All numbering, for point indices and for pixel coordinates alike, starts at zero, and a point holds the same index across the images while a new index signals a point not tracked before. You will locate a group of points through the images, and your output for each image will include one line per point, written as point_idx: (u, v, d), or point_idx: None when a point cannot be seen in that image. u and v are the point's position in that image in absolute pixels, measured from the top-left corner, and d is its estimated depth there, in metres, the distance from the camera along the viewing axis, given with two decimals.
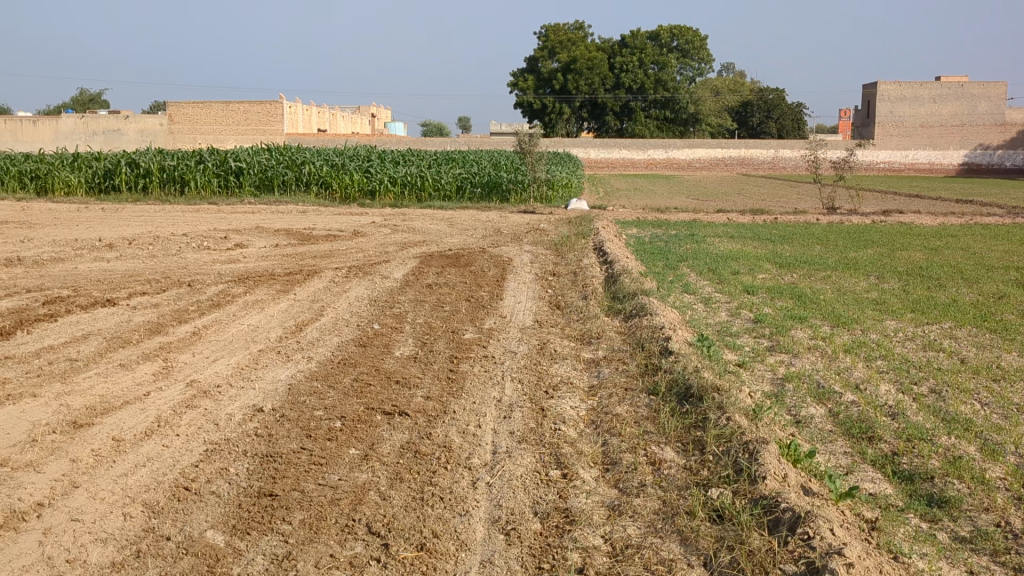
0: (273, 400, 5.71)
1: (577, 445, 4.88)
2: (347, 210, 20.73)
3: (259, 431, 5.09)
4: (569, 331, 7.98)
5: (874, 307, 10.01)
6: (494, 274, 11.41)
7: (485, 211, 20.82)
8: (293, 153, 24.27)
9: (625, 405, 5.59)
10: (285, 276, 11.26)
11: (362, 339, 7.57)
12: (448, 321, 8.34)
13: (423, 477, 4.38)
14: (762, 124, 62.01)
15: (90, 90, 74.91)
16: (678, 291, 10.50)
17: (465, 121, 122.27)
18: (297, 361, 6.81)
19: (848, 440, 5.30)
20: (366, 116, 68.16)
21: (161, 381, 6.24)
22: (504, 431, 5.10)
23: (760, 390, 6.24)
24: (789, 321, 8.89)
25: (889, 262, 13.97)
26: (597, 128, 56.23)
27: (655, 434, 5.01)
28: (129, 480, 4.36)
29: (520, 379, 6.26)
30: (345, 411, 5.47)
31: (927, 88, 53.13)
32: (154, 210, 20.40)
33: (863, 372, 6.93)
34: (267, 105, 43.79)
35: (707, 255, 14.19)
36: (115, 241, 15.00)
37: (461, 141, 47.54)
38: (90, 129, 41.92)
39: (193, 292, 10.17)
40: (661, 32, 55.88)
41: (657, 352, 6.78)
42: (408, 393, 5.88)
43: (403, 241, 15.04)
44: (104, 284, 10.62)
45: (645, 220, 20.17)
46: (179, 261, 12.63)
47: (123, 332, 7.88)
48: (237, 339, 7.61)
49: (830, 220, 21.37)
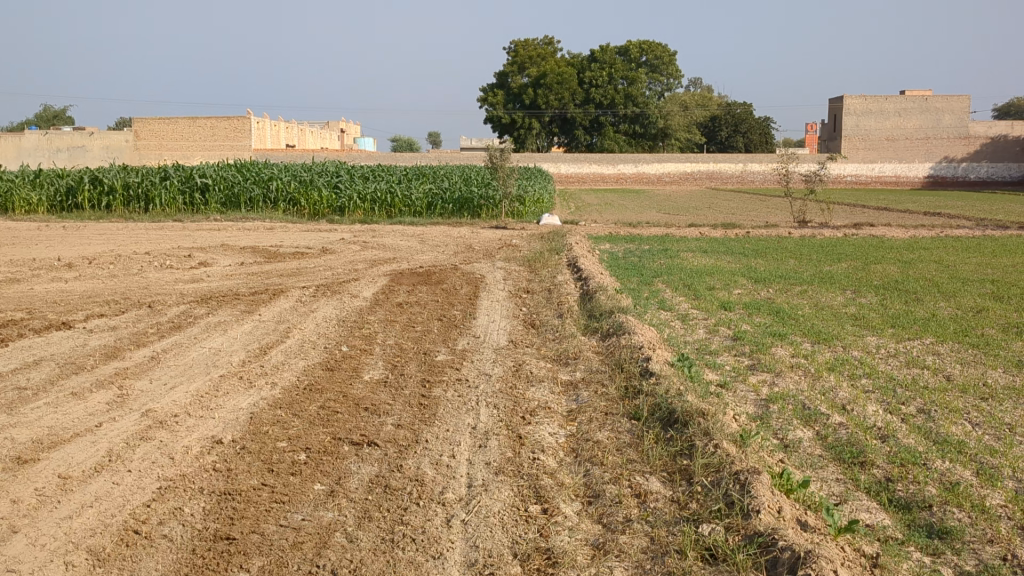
0: (233, 431, 5.39)
1: (558, 477, 4.60)
2: (315, 227, 20.35)
3: (218, 466, 4.77)
4: (545, 351, 7.70)
5: (852, 323, 9.82)
6: (466, 292, 11.14)
7: (456, 227, 20.56)
8: (261, 169, 23.89)
9: (606, 431, 5.32)
10: (250, 296, 10.91)
11: (329, 362, 7.26)
12: (419, 342, 8.04)
13: (393, 515, 4.08)
14: (730, 138, 62.37)
15: (53, 106, 74.00)
16: (653, 308, 10.25)
17: (434, 137, 121.94)
18: (260, 387, 6.49)
19: (839, 466, 5.07)
20: (335, 132, 67.94)
21: (115, 411, 5.88)
22: (479, 462, 4.81)
23: (744, 412, 5.99)
24: (769, 339, 8.66)
25: (864, 275, 13.85)
26: (567, 143, 56.22)
27: (639, 463, 4.74)
28: (74, 523, 4.03)
29: (496, 404, 5.97)
30: (310, 441, 5.16)
31: (891, 103, 54.03)
32: (117, 228, 19.92)
33: (849, 392, 6.70)
34: (234, 121, 43.16)
35: (681, 270, 14.00)
36: (75, 260, 14.54)
37: (430, 156, 47.33)
38: (53, 146, 41.24)
39: (154, 313, 9.79)
40: (630, 47, 56.02)
41: (637, 374, 6.52)
42: (377, 421, 5.58)
43: (373, 258, 14.72)
44: (61, 306, 10.21)
45: (618, 235, 19.97)
46: (139, 281, 12.24)
47: (77, 357, 7.51)
48: (198, 364, 7.27)
49: (801, 234, 21.29)
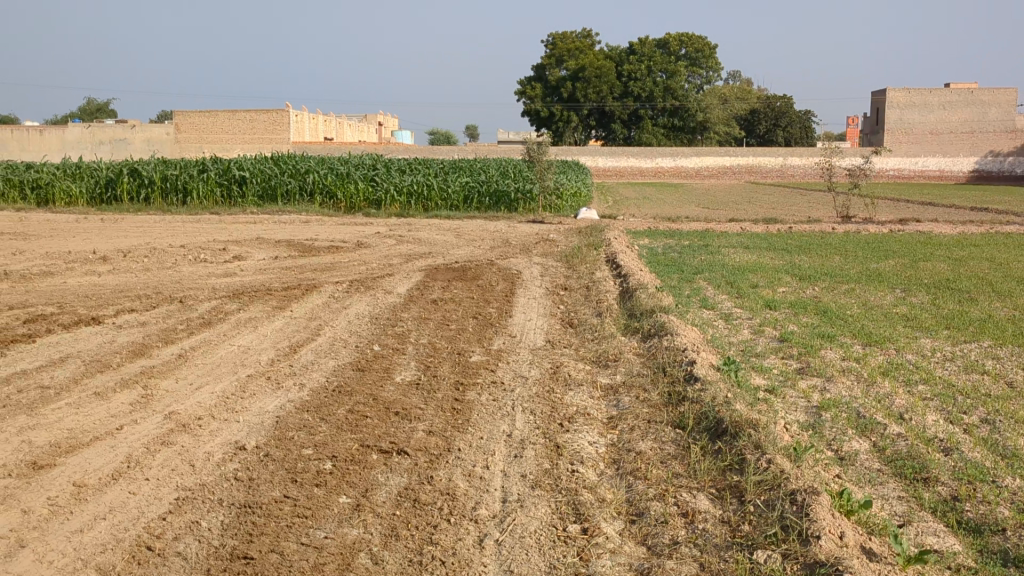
0: (258, 437, 5.15)
1: (598, 492, 4.31)
2: (351, 220, 20.18)
3: (240, 475, 4.53)
4: (582, 353, 7.40)
5: (904, 324, 9.39)
6: (502, 289, 10.86)
7: (493, 222, 20.28)
8: (298, 161, 23.79)
9: (649, 441, 5.01)
10: (282, 292, 10.72)
11: (360, 363, 7.01)
12: (452, 341, 7.77)
13: (422, 534, 3.82)
14: (770, 132, 61.54)
15: (96, 99, 74.93)
16: (695, 306, 9.91)
17: (471, 129, 122.15)
18: (288, 388, 6.25)
19: (900, 483, 4.72)
20: (372, 124, 68.12)
21: (138, 413, 5.67)
22: (514, 474, 4.52)
23: (795, 421, 5.66)
24: (817, 340, 8.30)
25: (913, 273, 13.36)
26: (605, 136, 55.58)
27: (685, 478, 4.42)
28: (85, 538, 3.81)
29: (532, 410, 5.67)
30: (337, 449, 4.90)
31: (936, 95, 52.30)
32: (154, 220, 19.86)
33: (906, 399, 6.33)
34: (272, 114, 43.22)
35: (723, 266, 13.61)
36: (110, 253, 14.46)
37: (467, 149, 47.11)
38: (95, 138, 41.49)
39: (184, 309, 9.61)
40: (669, 39, 55.37)
41: (681, 379, 6.19)
42: (408, 427, 5.31)
43: (408, 253, 14.49)
44: (92, 300, 10.07)
45: (657, 230, 19.58)
46: (173, 275, 12.10)
47: (104, 354, 7.32)
48: (225, 363, 7.05)
49: (846, 230, 20.74)
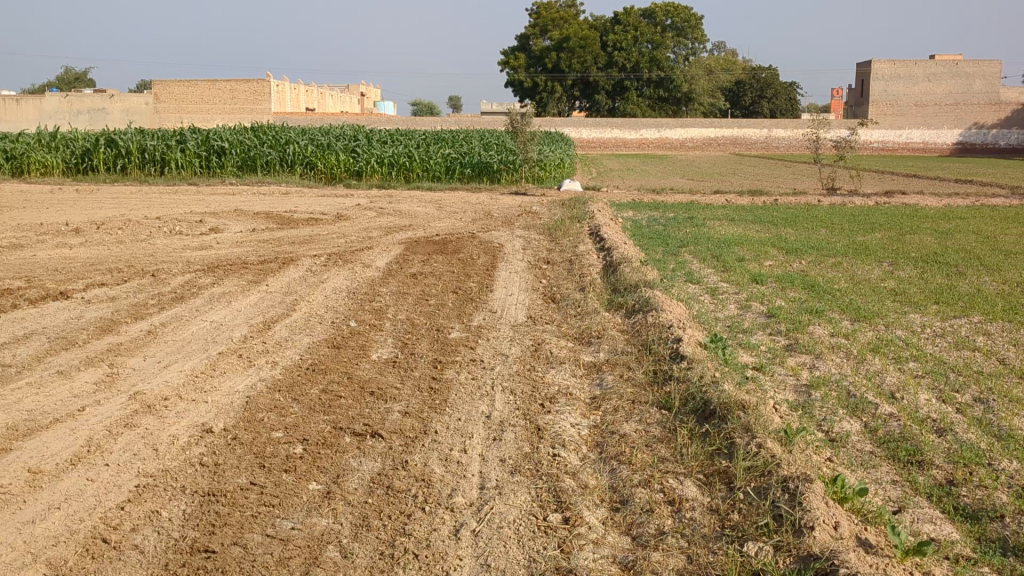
0: (226, 418, 4.93)
1: (581, 478, 4.11)
2: (332, 192, 19.84)
3: (205, 460, 4.31)
4: (566, 329, 7.20)
5: (893, 299, 9.22)
6: (484, 262, 10.64)
7: (475, 194, 20.00)
8: (277, 132, 23.43)
9: (633, 423, 4.82)
10: (259, 265, 10.45)
11: (335, 339, 6.78)
12: (432, 317, 7.54)
13: (394, 524, 3.61)
14: (755, 103, 61.31)
15: (74, 69, 73.98)
16: (680, 281, 9.71)
17: (455, 100, 121.13)
18: (260, 367, 6.02)
19: (893, 466, 4.55)
20: (354, 95, 67.56)
21: (102, 394, 5.43)
22: (494, 459, 4.32)
23: (784, 400, 5.48)
24: (805, 316, 8.12)
25: (901, 247, 13.21)
26: (589, 107, 55.24)
27: (672, 463, 4.23)
28: (36, 529, 3.60)
29: (513, 390, 5.47)
30: (308, 432, 4.69)
31: (921, 67, 52.44)
32: (131, 191, 19.47)
33: (898, 377, 6.16)
34: (253, 84, 42.59)
35: (709, 239, 13.42)
36: (84, 225, 14.12)
37: (451, 120, 46.63)
38: (74, 108, 40.84)
39: (157, 283, 9.34)
40: (655, 10, 54.86)
41: (667, 357, 6.00)
42: (383, 408, 5.10)
43: (388, 225, 14.23)
44: (62, 274, 9.78)
45: (641, 202, 19.39)
46: (147, 248, 11.80)
47: (69, 331, 7.06)
48: (196, 340, 6.81)
49: (832, 202, 20.60)
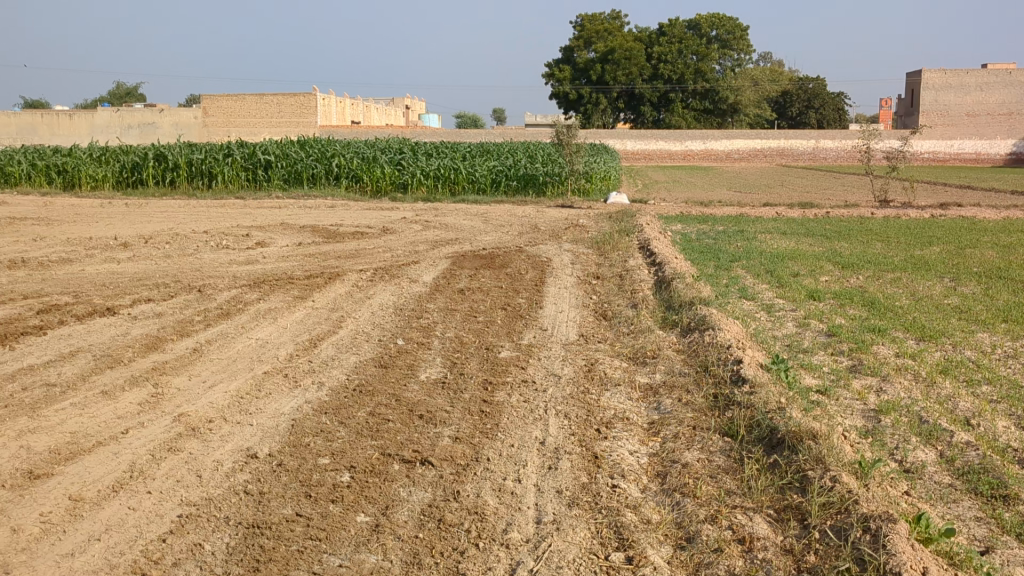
0: (272, 443, 4.77)
1: (643, 512, 3.89)
2: (376, 205, 19.79)
3: (249, 488, 4.15)
4: (618, 348, 6.97)
5: (958, 317, 8.85)
6: (532, 277, 10.44)
7: (520, 206, 19.80)
8: (324, 145, 23.46)
9: (696, 452, 4.58)
10: (304, 280, 10.35)
11: (382, 359, 6.61)
12: (481, 335, 7.35)
13: (447, 562, 3.42)
14: (802, 114, 60.57)
15: (126, 84, 75.35)
16: (735, 297, 9.43)
17: (495, 113, 121.13)
18: (306, 387, 5.87)
19: (976, 501, 4.26)
20: (399, 108, 68.02)
21: (146, 415, 5.31)
22: (549, 490, 4.11)
23: (852, 427, 5.21)
24: (868, 335, 7.81)
25: (961, 262, 12.75)
26: (634, 119, 54.94)
27: (739, 497, 3.99)
28: (75, 563, 3.45)
29: (567, 413, 5.25)
30: (355, 458, 4.51)
31: (973, 76, 51.37)
32: (178, 205, 19.59)
33: (972, 402, 5.83)
34: (300, 98, 42.88)
35: (761, 254, 13.08)
36: (131, 239, 14.15)
37: (495, 133, 46.53)
38: (125, 122, 41.53)
39: (203, 298, 9.26)
40: (700, 21, 54.36)
41: (727, 380, 5.74)
42: (433, 432, 4.91)
43: (434, 239, 14.10)
44: (109, 289, 9.74)
45: (689, 215, 19.08)
46: (194, 262, 11.78)
47: (115, 349, 6.98)
48: (242, 359, 6.68)
49: (885, 215, 20.09)
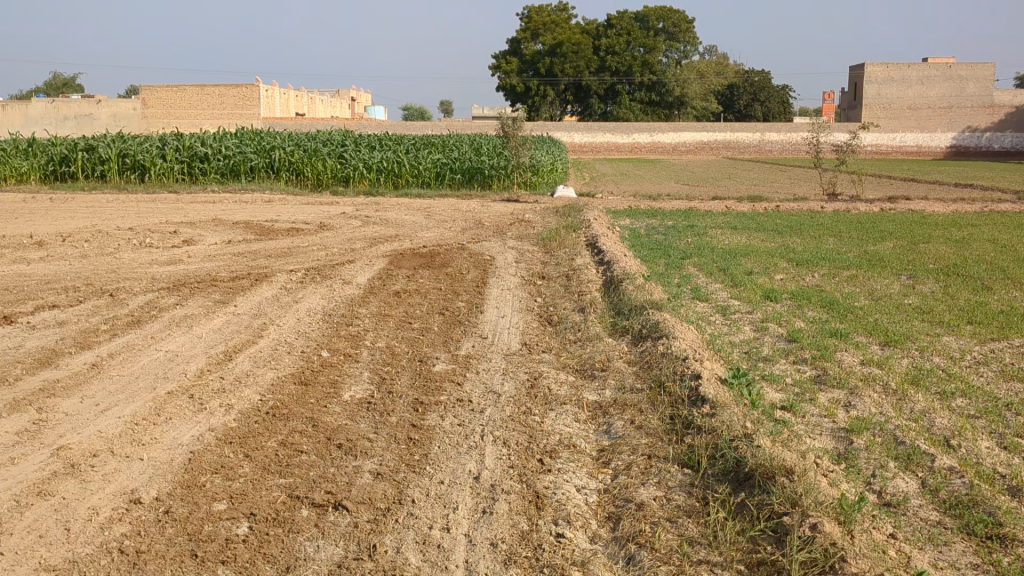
0: (161, 484, 4.08)
1: (592, 570, 3.30)
2: (316, 200, 18.96)
3: (125, 545, 3.48)
4: (565, 359, 6.38)
5: (921, 318, 8.40)
6: (474, 277, 9.84)
7: (465, 201, 19.15)
8: (263, 137, 22.55)
9: (652, 489, 4.01)
10: (228, 282, 9.61)
11: (302, 375, 5.92)
12: (414, 345, 6.70)
13: None
14: (748, 107, 60.82)
15: (62, 76, 73.16)
16: (688, 299, 8.91)
17: (444, 104, 120.32)
18: (212, 411, 5.18)
19: (973, 541, 3.74)
20: (346, 99, 67.08)
21: (20, 448, 4.58)
22: (483, 542, 3.50)
23: (823, 451, 4.67)
24: (830, 340, 7.31)
25: (915, 257, 12.40)
26: (582, 111, 54.52)
27: (704, 549, 3.43)
28: None
29: (506, 440, 4.65)
30: (256, 502, 3.85)
31: (914, 70, 51.83)
32: (106, 200, 18.53)
33: (949, 419, 5.34)
34: (242, 89, 41.72)
35: (713, 250, 12.60)
36: (48, 237, 13.21)
37: (441, 125, 45.73)
38: (61, 113, 39.35)
39: (114, 304, 8.48)
40: (648, 14, 54.09)
41: (685, 398, 5.16)
42: (351, 467, 4.26)
43: (373, 236, 13.39)
44: (11, 294, 8.88)
45: (639, 209, 18.58)
46: (111, 262, 10.93)
47: (1, 365, 6.20)
48: (144, 376, 5.95)
49: (834, 209, 19.83)
